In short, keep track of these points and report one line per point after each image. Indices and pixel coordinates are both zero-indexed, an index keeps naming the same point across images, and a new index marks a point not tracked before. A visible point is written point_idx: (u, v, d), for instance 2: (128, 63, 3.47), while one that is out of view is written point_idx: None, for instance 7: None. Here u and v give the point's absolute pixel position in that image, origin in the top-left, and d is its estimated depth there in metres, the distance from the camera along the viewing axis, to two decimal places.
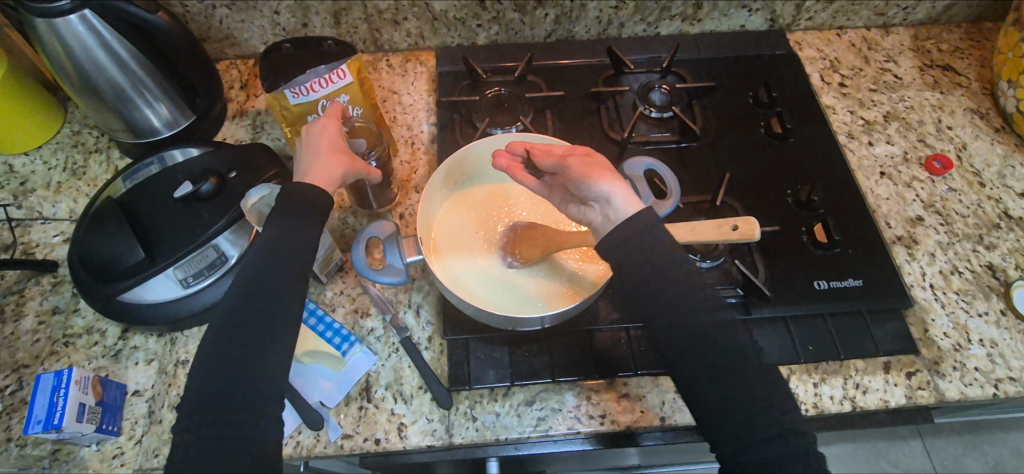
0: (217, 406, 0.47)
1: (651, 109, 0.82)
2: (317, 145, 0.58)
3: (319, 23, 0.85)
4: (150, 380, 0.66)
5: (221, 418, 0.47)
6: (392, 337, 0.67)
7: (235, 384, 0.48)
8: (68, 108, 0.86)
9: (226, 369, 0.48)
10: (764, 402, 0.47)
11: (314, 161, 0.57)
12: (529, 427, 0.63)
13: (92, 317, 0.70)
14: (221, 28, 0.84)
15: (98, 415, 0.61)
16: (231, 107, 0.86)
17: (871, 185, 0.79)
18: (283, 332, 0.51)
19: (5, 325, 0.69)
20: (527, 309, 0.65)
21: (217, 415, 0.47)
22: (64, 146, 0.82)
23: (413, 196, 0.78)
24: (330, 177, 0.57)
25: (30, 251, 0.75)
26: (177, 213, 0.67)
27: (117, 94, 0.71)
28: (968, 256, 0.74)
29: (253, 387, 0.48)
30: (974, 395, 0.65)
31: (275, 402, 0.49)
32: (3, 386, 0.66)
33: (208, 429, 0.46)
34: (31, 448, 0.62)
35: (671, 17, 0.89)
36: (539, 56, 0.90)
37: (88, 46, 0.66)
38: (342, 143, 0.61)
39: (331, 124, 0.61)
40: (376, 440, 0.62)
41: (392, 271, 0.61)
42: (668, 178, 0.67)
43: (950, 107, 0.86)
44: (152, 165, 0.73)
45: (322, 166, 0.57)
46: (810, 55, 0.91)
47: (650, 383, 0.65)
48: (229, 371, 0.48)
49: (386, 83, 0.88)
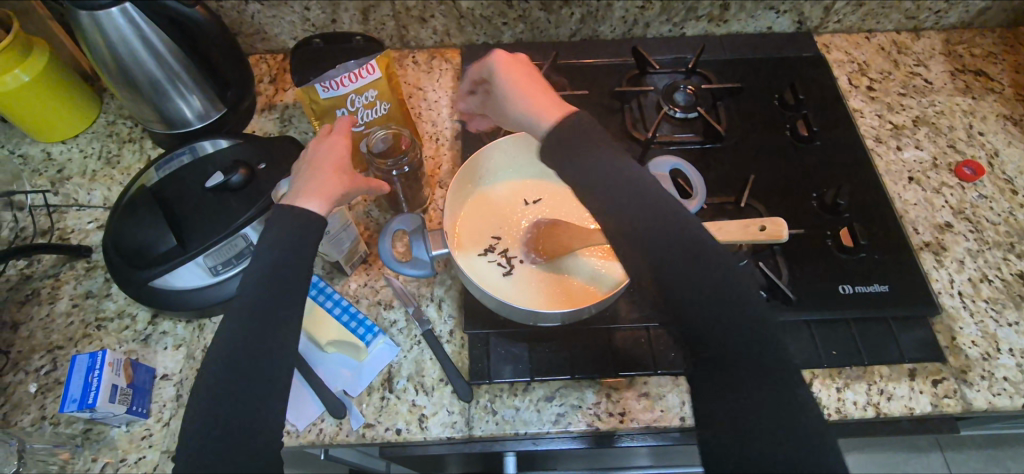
0: (223, 393, 0.45)
1: (676, 110, 0.82)
2: (322, 165, 0.55)
3: (348, 19, 0.86)
4: (179, 365, 0.68)
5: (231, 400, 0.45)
6: (414, 329, 0.68)
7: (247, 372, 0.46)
8: (104, 99, 0.88)
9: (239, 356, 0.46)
10: (773, 407, 0.46)
11: (313, 174, 0.54)
12: (548, 423, 0.63)
13: (124, 302, 0.72)
14: (252, 23, 0.86)
15: (129, 397, 0.62)
16: (260, 100, 0.88)
17: (898, 190, 0.78)
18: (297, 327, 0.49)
19: (42, 307, 0.72)
20: (547, 305, 0.66)
21: (226, 398, 0.45)
22: (99, 136, 0.85)
23: (439, 191, 0.79)
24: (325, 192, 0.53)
25: (66, 237, 0.77)
26: (208, 201, 0.69)
27: (153, 86, 0.73)
28: (999, 265, 0.73)
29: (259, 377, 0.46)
30: (1002, 405, 0.64)
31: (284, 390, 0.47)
32: (38, 366, 0.68)
33: (221, 412, 0.45)
34: (64, 427, 0.64)
35: (697, 18, 0.89)
36: (564, 54, 0.90)
37: (127, 40, 0.68)
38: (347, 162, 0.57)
39: (340, 140, 0.58)
40: (397, 430, 0.62)
41: (419, 265, 0.62)
42: (694, 179, 0.69)
43: (982, 113, 0.85)
44: (183, 155, 0.75)
45: (319, 181, 0.53)
46: (837, 57, 0.90)
47: (670, 383, 0.65)
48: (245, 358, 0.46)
49: (412, 79, 0.89)
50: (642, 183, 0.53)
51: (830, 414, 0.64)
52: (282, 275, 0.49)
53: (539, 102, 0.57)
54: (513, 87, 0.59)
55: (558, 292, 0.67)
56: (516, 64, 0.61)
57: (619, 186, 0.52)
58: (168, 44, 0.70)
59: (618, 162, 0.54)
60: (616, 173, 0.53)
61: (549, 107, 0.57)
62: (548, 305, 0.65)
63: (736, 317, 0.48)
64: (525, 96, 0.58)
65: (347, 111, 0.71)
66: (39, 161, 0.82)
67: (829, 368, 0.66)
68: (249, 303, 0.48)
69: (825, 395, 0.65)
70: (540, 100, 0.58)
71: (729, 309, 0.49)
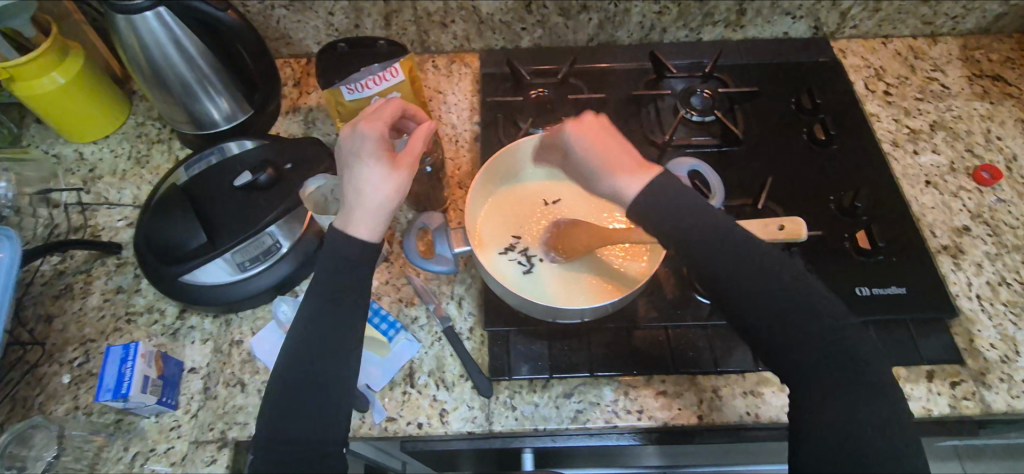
0: (295, 372, 0.53)
1: (692, 113, 0.83)
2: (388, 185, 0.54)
3: (371, 24, 0.88)
4: (206, 358, 0.70)
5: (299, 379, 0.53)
6: (435, 326, 0.70)
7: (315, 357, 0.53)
8: (134, 101, 0.91)
9: (308, 343, 0.54)
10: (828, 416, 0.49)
11: (366, 168, 0.54)
12: (567, 419, 0.64)
13: (153, 297, 0.74)
14: (278, 28, 0.89)
15: (159, 388, 0.64)
16: (285, 103, 0.90)
17: (915, 194, 0.79)
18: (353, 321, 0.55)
19: (75, 301, 0.74)
20: (565, 302, 0.67)
21: (296, 376, 0.53)
22: (129, 137, 0.87)
23: (458, 192, 0.81)
24: (389, 183, 0.54)
25: (97, 234, 0.79)
26: (236, 199, 0.71)
27: (184, 87, 0.75)
28: (1018, 268, 0.73)
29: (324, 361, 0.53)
30: (1021, 408, 0.64)
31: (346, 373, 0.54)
32: (71, 358, 0.70)
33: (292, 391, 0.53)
34: (96, 416, 0.66)
35: (713, 23, 0.90)
36: (581, 59, 0.91)
37: (161, 42, 0.70)
38: (388, 142, 0.56)
39: (376, 123, 0.57)
40: (419, 424, 0.64)
41: (441, 261, 0.64)
42: (712, 181, 0.71)
43: (1000, 117, 0.85)
44: (212, 155, 0.77)
45: (378, 173, 0.54)
46: (853, 62, 0.91)
47: (688, 381, 0.66)
48: (314, 345, 0.54)
49: (432, 83, 0.91)
50: (706, 210, 0.54)
51: None
52: (343, 279, 0.54)
53: (615, 161, 0.57)
54: (586, 152, 0.58)
55: (575, 288, 0.68)
56: (589, 129, 0.59)
57: (676, 218, 0.54)
58: (199, 47, 0.73)
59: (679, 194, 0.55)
60: (676, 204, 0.54)
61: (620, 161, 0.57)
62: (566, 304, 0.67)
63: (778, 332, 0.51)
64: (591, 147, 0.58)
65: None
66: (72, 161, 0.85)
67: None
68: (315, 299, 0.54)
69: None
70: (616, 155, 0.57)
71: (772, 326, 0.52)
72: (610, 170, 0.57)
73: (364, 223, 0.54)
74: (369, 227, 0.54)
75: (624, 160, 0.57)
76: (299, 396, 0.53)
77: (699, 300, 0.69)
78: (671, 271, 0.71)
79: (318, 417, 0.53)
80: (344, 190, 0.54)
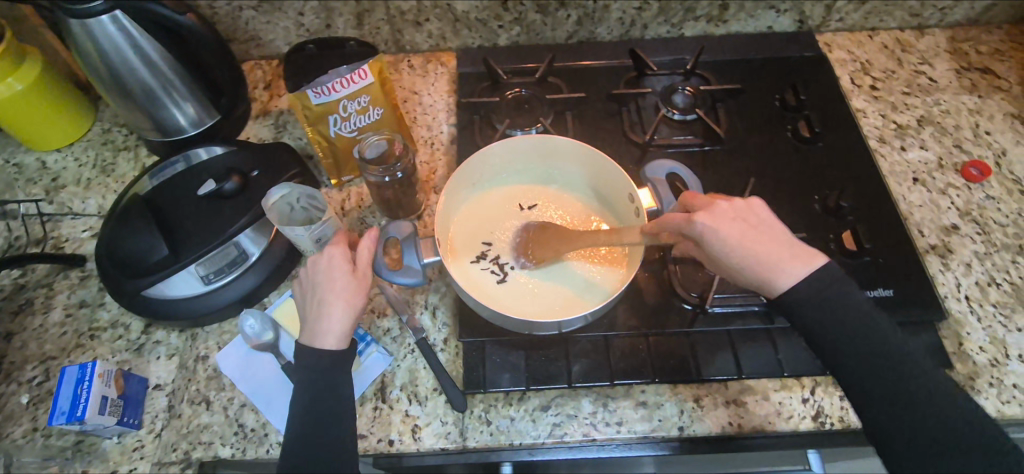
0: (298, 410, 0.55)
1: (674, 112, 0.81)
2: (350, 305, 0.57)
3: (342, 24, 0.85)
4: (171, 375, 0.67)
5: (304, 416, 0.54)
6: (408, 338, 0.67)
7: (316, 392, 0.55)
8: (99, 107, 0.88)
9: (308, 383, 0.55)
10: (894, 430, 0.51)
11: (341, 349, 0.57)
12: (544, 433, 0.62)
13: (117, 312, 0.72)
14: (246, 29, 0.86)
15: (120, 408, 0.62)
16: (255, 106, 0.87)
17: (902, 192, 0.77)
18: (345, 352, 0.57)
19: (35, 317, 0.71)
20: (531, 313, 0.65)
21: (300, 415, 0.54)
22: (94, 144, 0.84)
23: (433, 197, 0.78)
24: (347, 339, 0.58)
25: (60, 246, 0.77)
26: (200, 210, 0.68)
27: (146, 93, 0.72)
28: (1007, 267, 0.71)
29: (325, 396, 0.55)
30: (1011, 414, 0.62)
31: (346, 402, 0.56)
32: (31, 376, 0.67)
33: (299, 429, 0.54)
34: (56, 438, 0.63)
35: (695, 18, 0.88)
36: (561, 57, 0.89)
37: (119, 46, 0.67)
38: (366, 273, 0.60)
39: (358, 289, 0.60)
40: (390, 441, 0.62)
41: (409, 272, 0.62)
42: (690, 181, 0.68)
43: (989, 111, 0.83)
44: (177, 163, 0.74)
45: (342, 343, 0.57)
46: (839, 56, 0.89)
47: (668, 391, 0.64)
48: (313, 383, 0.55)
49: (407, 84, 0.88)
50: (794, 253, 0.57)
51: (834, 424, 0.63)
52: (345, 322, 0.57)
53: (788, 260, 0.56)
54: (736, 240, 0.56)
55: (543, 297, 0.66)
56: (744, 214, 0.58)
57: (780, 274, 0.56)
58: (160, 51, 0.70)
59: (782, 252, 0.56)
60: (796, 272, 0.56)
61: (781, 251, 0.56)
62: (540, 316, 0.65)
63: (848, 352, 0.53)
64: (748, 240, 0.56)
65: (339, 117, 0.71)
66: (34, 170, 0.82)
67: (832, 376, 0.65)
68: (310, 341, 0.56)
69: (827, 404, 0.63)
70: (768, 244, 0.56)
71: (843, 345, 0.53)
72: (785, 261, 0.56)
73: (327, 340, 0.56)
74: (332, 339, 0.56)
75: (787, 253, 0.56)
76: (312, 417, 0.54)
77: (679, 306, 0.67)
78: (651, 276, 0.69)
79: (333, 431, 0.55)
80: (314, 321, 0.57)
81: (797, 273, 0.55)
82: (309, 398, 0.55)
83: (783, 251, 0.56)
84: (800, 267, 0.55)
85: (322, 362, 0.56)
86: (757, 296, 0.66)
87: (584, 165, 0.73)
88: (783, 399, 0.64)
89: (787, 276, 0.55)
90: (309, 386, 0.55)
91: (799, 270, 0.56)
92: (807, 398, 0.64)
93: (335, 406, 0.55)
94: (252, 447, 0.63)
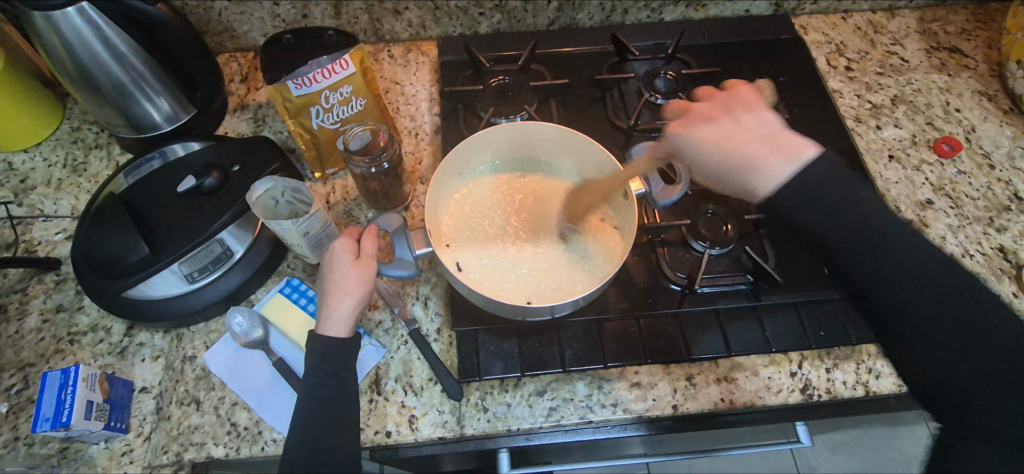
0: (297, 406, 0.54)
1: (657, 96, 0.81)
2: (357, 290, 0.57)
3: (319, 14, 0.83)
4: (158, 377, 0.66)
5: (304, 412, 0.54)
6: (400, 329, 0.67)
7: (313, 394, 0.54)
8: (67, 104, 0.84)
9: (307, 380, 0.55)
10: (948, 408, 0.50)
11: (345, 331, 0.57)
12: (541, 417, 0.63)
13: (97, 314, 0.69)
14: (220, 21, 0.83)
15: (106, 412, 0.60)
16: (232, 100, 0.85)
17: (879, 169, 0.79)
18: (347, 351, 0.57)
19: (10, 324, 0.69)
20: (541, 282, 0.68)
21: (302, 409, 0.54)
22: (63, 143, 0.81)
23: (420, 187, 0.78)
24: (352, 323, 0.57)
25: (33, 249, 0.74)
26: (181, 207, 0.67)
27: (117, 88, 0.70)
28: (979, 239, 0.74)
29: (322, 391, 0.54)
30: None
31: (342, 401, 0.55)
32: (9, 385, 0.65)
33: (296, 429, 0.53)
34: (39, 447, 0.61)
35: (675, 3, 0.88)
36: (543, 44, 0.89)
37: (86, 40, 0.64)
38: (371, 262, 0.59)
39: (363, 269, 0.58)
40: (387, 433, 0.62)
41: (403, 265, 0.63)
42: None
43: (958, 89, 0.85)
44: (154, 160, 0.72)
45: (347, 327, 0.57)
46: (815, 38, 0.90)
47: (661, 372, 0.65)
48: (314, 380, 0.55)
49: (388, 74, 0.87)
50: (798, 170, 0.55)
51: (820, 395, 0.65)
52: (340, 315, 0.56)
53: (775, 158, 0.56)
54: (705, 147, 0.59)
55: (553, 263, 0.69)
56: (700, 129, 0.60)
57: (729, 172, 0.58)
58: (130, 43, 0.67)
59: (757, 163, 0.56)
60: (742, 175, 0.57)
61: (761, 151, 0.56)
62: (539, 299, 0.66)
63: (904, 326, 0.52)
64: (724, 145, 0.58)
65: (321, 108, 0.69)
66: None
67: (817, 350, 0.66)
68: (316, 342, 0.55)
69: (814, 377, 0.65)
70: (747, 143, 0.57)
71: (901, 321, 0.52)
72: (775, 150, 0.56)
73: (337, 327, 0.56)
74: (340, 323, 0.56)
75: (767, 149, 0.56)
76: (315, 415, 0.54)
77: (668, 288, 0.68)
78: (640, 260, 0.70)
79: (337, 428, 0.54)
80: (322, 308, 0.57)
81: (782, 168, 0.55)
82: (307, 391, 0.54)
83: (766, 147, 0.56)
84: (780, 161, 0.56)
85: (322, 354, 0.55)
86: (744, 275, 0.68)
87: (571, 155, 0.74)
88: (772, 374, 0.65)
89: (767, 171, 0.56)
90: (304, 381, 0.55)
91: (785, 163, 0.55)
92: (794, 372, 0.66)
93: (338, 397, 0.55)
94: (245, 446, 0.62)
